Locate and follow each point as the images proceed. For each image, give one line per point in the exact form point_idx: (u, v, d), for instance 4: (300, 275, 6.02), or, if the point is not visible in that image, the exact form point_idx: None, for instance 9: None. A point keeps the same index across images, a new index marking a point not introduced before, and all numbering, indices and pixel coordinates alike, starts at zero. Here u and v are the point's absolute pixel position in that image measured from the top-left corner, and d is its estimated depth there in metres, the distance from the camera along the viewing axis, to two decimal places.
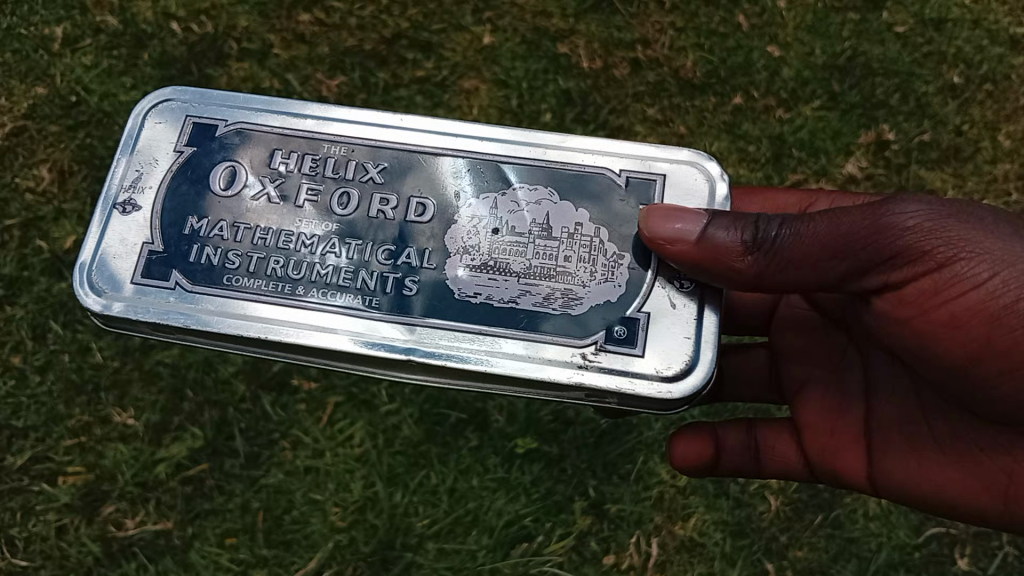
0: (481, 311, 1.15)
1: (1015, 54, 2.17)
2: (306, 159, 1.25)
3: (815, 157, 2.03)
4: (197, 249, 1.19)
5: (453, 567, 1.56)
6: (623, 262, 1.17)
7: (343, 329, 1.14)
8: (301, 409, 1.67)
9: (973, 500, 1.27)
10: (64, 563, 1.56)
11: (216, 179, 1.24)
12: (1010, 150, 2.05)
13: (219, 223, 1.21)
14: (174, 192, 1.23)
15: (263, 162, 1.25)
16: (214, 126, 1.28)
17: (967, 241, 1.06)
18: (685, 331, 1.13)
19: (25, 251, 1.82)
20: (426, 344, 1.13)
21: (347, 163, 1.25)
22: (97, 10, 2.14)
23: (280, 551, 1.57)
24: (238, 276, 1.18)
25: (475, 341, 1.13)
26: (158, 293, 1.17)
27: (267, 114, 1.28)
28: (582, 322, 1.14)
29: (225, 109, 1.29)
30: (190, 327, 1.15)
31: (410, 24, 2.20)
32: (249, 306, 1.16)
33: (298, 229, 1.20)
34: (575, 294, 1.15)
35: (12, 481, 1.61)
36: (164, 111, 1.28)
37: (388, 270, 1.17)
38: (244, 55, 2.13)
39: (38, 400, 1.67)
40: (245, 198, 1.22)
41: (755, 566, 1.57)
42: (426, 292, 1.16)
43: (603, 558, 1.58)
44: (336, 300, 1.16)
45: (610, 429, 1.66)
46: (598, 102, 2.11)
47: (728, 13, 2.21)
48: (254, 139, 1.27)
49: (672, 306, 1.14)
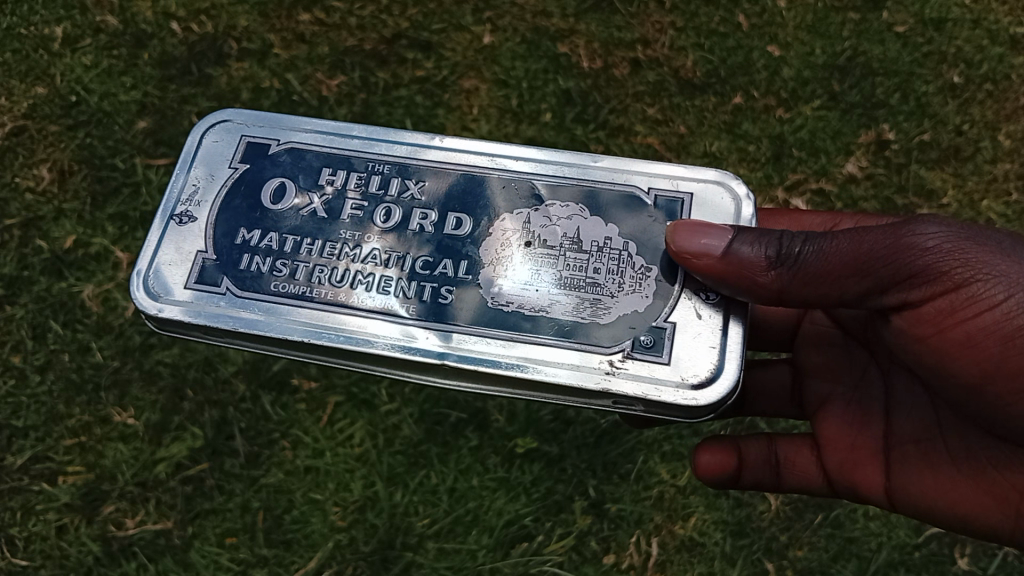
0: (516, 318, 1.13)
1: (1015, 54, 2.17)
2: (349, 177, 1.26)
3: (815, 157, 2.02)
4: (247, 258, 1.19)
5: (453, 567, 1.55)
6: (651, 274, 1.16)
7: (379, 335, 1.13)
8: (301, 408, 1.67)
9: (987, 516, 1.26)
10: (63, 563, 1.55)
11: (266, 194, 1.24)
12: (1010, 150, 2.04)
13: (268, 233, 1.21)
14: (228, 204, 1.23)
15: (312, 179, 1.26)
16: (267, 145, 1.29)
17: (984, 262, 1.05)
18: (711, 340, 1.12)
19: (25, 250, 1.82)
20: (465, 349, 1.12)
21: (389, 181, 1.25)
22: (98, 11, 2.15)
23: (280, 550, 1.56)
24: (284, 283, 1.17)
25: (521, 346, 1.12)
26: (209, 298, 1.17)
27: (319, 136, 1.30)
28: (611, 330, 1.13)
29: (279, 130, 1.30)
30: (240, 330, 1.14)
31: (410, 25, 2.21)
32: (295, 311, 1.15)
33: (343, 242, 1.20)
34: (604, 304, 1.14)
35: (11, 481, 1.61)
36: (221, 130, 1.30)
37: (420, 281, 1.17)
38: (244, 55, 2.13)
39: (39, 400, 1.67)
40: (292, 211, 1.22)
41: (755, 566, 1.57)
42: (464, 299, 1.15)
43: (603, 558, 1.57)
44: (376, 306, 1.15)
45: (610, 429, 1.67)
46: (598, 102, 2.10)
47: (728, 14, 2.23)
48: (306, 158, 1.28)
49: (698, 316, 1.13)
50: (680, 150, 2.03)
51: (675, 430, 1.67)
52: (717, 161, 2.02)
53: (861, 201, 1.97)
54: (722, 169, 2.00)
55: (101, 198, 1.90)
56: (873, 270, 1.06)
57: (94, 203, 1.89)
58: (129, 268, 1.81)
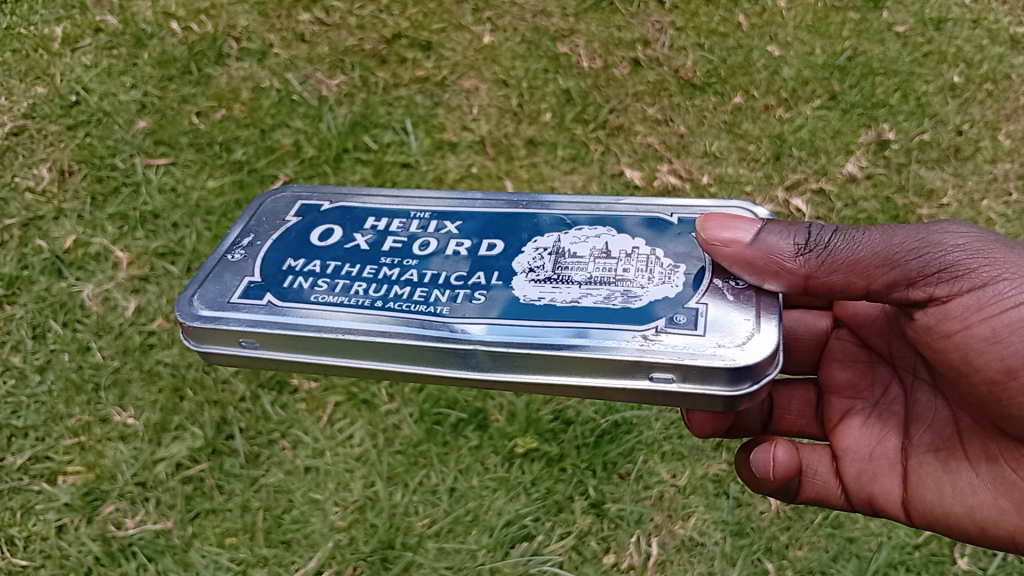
0: (548, 311, 1.09)
1: (1015, 54, 2.18)
2: (390, 222, 1.27)
3: (815, 158, 2.02)
4: (290, 278, 1.19)
5: (453, 567, 1.53)
6: (680, 269, 1.13)
7: (412, 329, 1.09)
8: (302, 408, 1.68)
9: (1006, 525, 1.20)
10: (63, 563, 1.51)
11: (314, 236, 1.26)
12: (1010, 150, 2.04)
13: (313, 262, 1.21)
14: (279, 245, 1.25)
15: (357, 225, 1.27)
16: (318, 204, 1.33)
17: (1010, 263, 1.06)
18: (742, 315, 1.07)
19: (25, 250, 1.82)
20: (497, 335, 1.07)
21: (427, 224, 1.26)
22: (98, 11, 2.18)
23: (280, 550, 1.54)
24: (324, 294, 1.15)
25: (557, 330, 1.06)
26: (250, 310, 1.15)
27: (365, 194, 1.33)
28: (641, 312, 1.08)
29: (330, 193, 1.35)
30: (275, 331, 1.11)
31: (410, 24, 2.22)
32: (330, 314, 1.12)
33: (382, 264, 1.19)
34: (634, 293, 1.10)
35: (11, 481, 1.59)
36: (276, 196, 1.36)
37: (449, 288, 1.15)
38: (244, 55, 2.13)
39: (39, 400, 1.66)
40: (336, 247, 1.23)
41: (755, 566, 1.55)
42: (495, 300, 1.12)
43: (603, 558, 1.55)
44: (407, 307, 1.12)
45: (610, 429, 1.67)
46: (598, 102, 2.10)
47: (728, 13, 2.24)
48: (352, 213, 1.30)
49: (729, 299, 1.09)
50: (680, 149, 2.03)
51: (675, 430, 1.67)
52: (717, 160, 2.01)
53: (861, 201, 1.95)
54: (722, 169, 1.99)
55: (101, 198, 1.90)
56: (901, 262, 1.07)
57: (94, 203, 1.89)
58: (129, 268, 1.81)
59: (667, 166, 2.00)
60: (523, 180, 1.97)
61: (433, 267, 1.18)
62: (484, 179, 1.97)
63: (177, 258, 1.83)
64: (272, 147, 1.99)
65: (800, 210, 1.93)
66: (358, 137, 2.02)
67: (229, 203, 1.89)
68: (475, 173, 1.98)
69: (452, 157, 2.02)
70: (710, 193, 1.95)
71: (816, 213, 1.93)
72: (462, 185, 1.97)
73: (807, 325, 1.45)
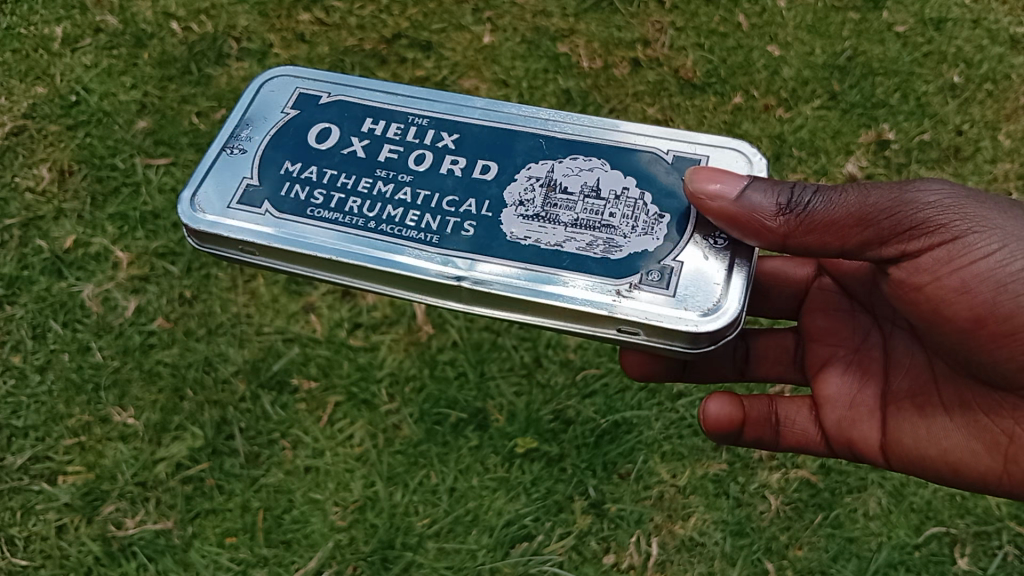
0: (532, 252, 1.11)
1: (1014, 54, 2.19)
2: (387, 127, 1.25)
3: (815, 157, 2.02)
4: (288, 186, 1.20)
5: (453, 567, 1.54)
6: (665, 219, 1.14)
7: (402, 260, 1.12)
8: (301, 408, 1.67)
9: (977, 466, 1.23)
10: (63, 563, 1.52)
11: (312, 136, 1.25)
12: (1010, 150, 2.04)
13: (309, 168, 1.21)
14: (276, 143, 1.24)
15: (355, 126, 1.26)
16: (318, 95, 1.30)
17: (982, 216, 1.09)
18: (715, 279, 1.09)
19: (25, 250, 1.82)
20: (483, 275, 1.10)
21: (423, 134, 1.24)
22: (98, 11, 2.17)
23: (279, 550, 1.54)
24: (320, 210, 1.17)
25: (540, 274, 1.10)
26: (250, 217, 1.18)
27: (365, 93, 1.30)
28: (621, 265, 1.10)
29: (330, 82, 1.31)
30: (272, 246, 1.14)
31: (410, 25, 2.22)
32: (324, 234, 1.14)
33: (377, 179, 1.19)
34: (616, 243, 1.12)
35: (11, 481, 1.58)
36: (277, 81, 1.32)
37: (439, 214, 1.15)
38: (244, 55, 2.14)
39: (39, 400, 1.66)
40: (333, 151, 1.23)
41: (755, 566, 1.55)
42: (483, 230, 1.14)
43: (603, 558, 1.55)
44: (399, 236, 1.13)
45: (610, 429, 1.67)
46: (598, 102, 2.10)
47: (728, 13, 2.25)
48: (348, 116, 1.27)
49: (705, 259, 1.10)
50: None
51: (675, 430, 1.67)
52: None
53: None
54: None
55: (101, 198, 1.90)
56: (876, 221, 1.09)
57: (94, 203, 1.89)
58: (128, 268, 1.81)
59: None
60: None
61: (425, 185, 1.18)
62: None
63: (177, 258, 1.82)
64: None
65: None
66: None
67: None
68: None
69: None
70: None
71: None
72: None
73: (792, 272, 1.46)
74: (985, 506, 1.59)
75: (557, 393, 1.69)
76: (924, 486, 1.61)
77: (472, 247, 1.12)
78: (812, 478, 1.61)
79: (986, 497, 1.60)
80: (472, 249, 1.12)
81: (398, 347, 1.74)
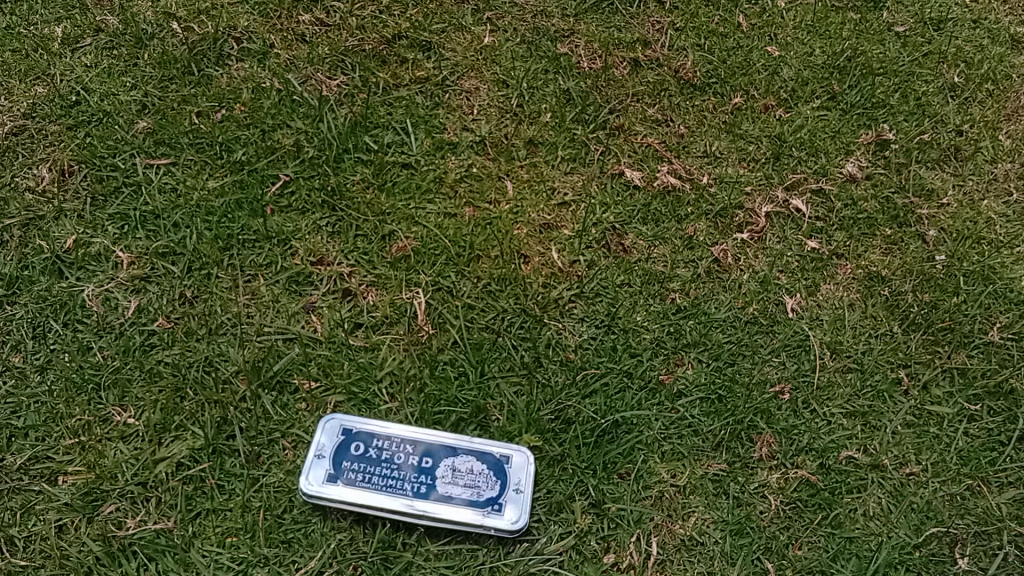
0: (443, 516, 1.54)
1: (1015, 53, 2.22)
2: (392, 444, 1.61)
3: (814, 157, 2.02)
4: (339, 465, 1.57)
5: (453, 566, 1.53)
6: (513, 522, 1.54)
7: (382, 497, 1.54)
8: (302, 408, 1.68)
9: None
10: (63, 563, 1.50)
11: (346, 454, 1.58)
12: (1010, 150, 2.04)
13: (346, 470, 1.57)
14: (324, 444, 1.60)
15: (374, 462, 1.58)
16: (355, 431, 1.62)
17: None
18: (513, 518, 1.54)
19: (25, 250, 1.82)
20: (424, 513, 1.53)
21: (407, 453, 1.59)
22: (97, 11, 2.20)
23: (280, 550, 1.54)
24: (352, 483, 1.55)
25: (444, 520, 1.53)
26: (312, 470, 1.57)
27: (392, 443, 1.61)
28: (493, 526, 1.53)
29: (365, 424, 1.63)
30: (319, 491, 1.55)
31: (410, 25, 2.22)
32: (352, 493, 1.54)
33: (379, 468, 1.57)
34: (485, 505, 1.55)
35: (11, 481, 1.58)
36: (328, 430, 1.62)
37: (416, 478, 1.57)
38: (245, 56, 2.15)
39: (39, 400, 1.65)
40: (360, 462, 1.58)
41: (755, 565, 1.54)
42: (429, 503, 1.54)
43: (603, 557, 1.55)
44: (388, 493, 1.55)
45: (610, 429, 1.66)
46: (598, 102, 2.10)
47: (728, 13, 2.27)
48: (375, 441, 1.61)
49: (516, 499, 1.56)
50: (680, 149, 2.03)
51: (675, 430, 1.67)
52: (717, 160, 2.02)
53: (861, 201, 1.95)
54: (721, 169, 2.00)
55: (101, 198, 1.90)
56: None
57: (94, 204, 1.90)
58: (129, 268, 1.81)
59: (667, 167, 2.00)
60: (523, 180, 1.97)
61: (407, 464, 1.58)
62: (484, 179, 1.97)
63: (177, 258, 1.83)
64: (272, 146, 1.98)
65: (799, 210, 1.94)
66: (358, 137, 2.01)
67: (229, 204, 1.89)
68: (475, 173, 1.98)
69: (453, 157, 2.01)
70: (710, 193, 1.96)
71: (815, 213, 1.94)
72: (463, 186, 1.96)
73: None
74: (984, 506, 1.60)
75: (557, 392, 1.69)
76: (924, 487, 1.62)
77: (427, 504, 1.54)
78: (812, 477, 1.62)
79: (986, 497, 1.61)
80: (425, 505, 1.54)
81: (397, 347, 1.74)
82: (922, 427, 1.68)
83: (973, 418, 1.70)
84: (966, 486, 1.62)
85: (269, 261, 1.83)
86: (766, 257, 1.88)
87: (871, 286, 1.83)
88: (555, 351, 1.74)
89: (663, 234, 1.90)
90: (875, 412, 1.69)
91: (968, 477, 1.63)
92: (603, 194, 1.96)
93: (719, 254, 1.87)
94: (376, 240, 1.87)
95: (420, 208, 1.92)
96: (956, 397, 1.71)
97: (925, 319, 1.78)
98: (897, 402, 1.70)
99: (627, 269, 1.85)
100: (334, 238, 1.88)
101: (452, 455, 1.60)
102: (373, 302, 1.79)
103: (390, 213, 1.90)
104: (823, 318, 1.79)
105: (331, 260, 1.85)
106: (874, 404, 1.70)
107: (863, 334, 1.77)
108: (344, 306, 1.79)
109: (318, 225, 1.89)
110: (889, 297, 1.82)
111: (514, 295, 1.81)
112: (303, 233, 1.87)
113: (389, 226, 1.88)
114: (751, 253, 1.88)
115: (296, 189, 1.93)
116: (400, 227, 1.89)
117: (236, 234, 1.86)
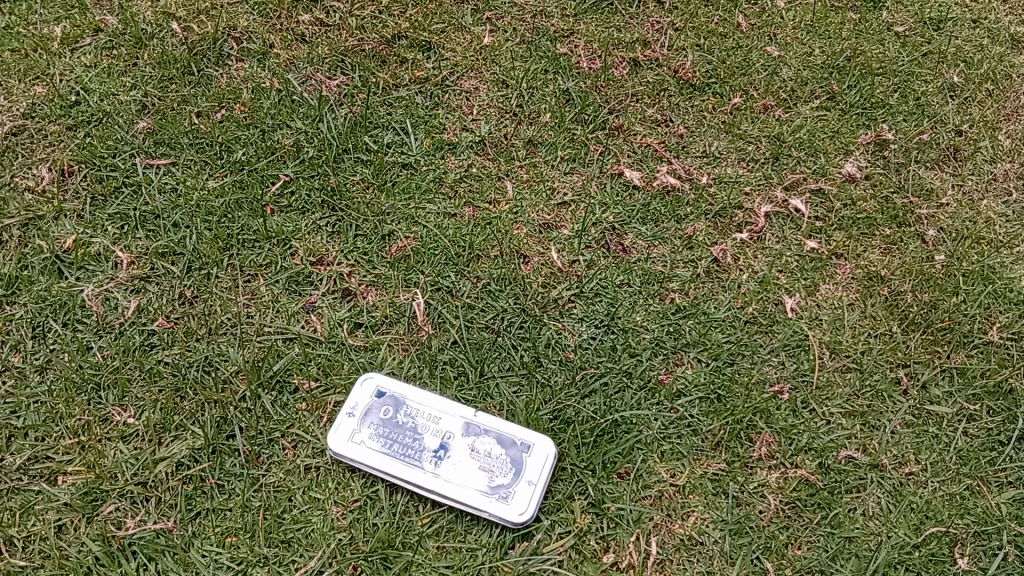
0: (457, 491, 1.54)
1: (1015, 53, 2.22)
2: (422, 414, 1.63)
3: (814, 157, 2.02)
4: (371, 430, 1.60)
5: (454, 566, 1.52)
6: (524, 506, 1.52)
7: (404, 466, 1.56)
8: (302, 408, 1.68)
9: None
10: (63, 563, 1.49)
11: (382, 421, 1.61)
12: (1010, 150, 2.04)
13: (375, 437, 1.59)
14: (363, 407, 1.63)
15: (404, 433, 1.60)
16: (394, 400, 1.64)
17: None
18: (521, 508, 1.52)
19: (24, 250, 1.82)
20: (440, 486, 1.54)
21: (433, 425, 1.61)
22: (96, 10, 2.21)
23: (279, 550, 1.53)
24: (378, 448, 1.58)
25: (459, 494, 1.53)
26: (345, 431, 1.60)
27: (427, 417, 1.62)
28: (502, 509, 1.52)
29: (404, 392, 1.65)
30: (344, 452, 1.58)
31: (410, 24, 2.23)
32: (375, 458, 1.57)
33: (403, 437, 1.59)
34: (501, 488, 1.54)
35: (10, 481, 1.58)
36: (371, 393, 1.64)
37: (434, 451, 1.58)
38: (245, 55, 2.16)
39: (38, 400, 1.65)
40: (390, 431, 1.60)
41: (755, 565, 1.54)
42: (446, 477, 1.55)
43: (603, 557, 1.55)
44: (410, 463, 1.57)
45: (610, 429, 1.66)
46: (598, 102, 2.11)
47: (729, 13, 2.28)
48: (404, 407, 1.63)
49: (531, 485, 1.55)
50: (680, 149, 2.03)
51: (674, 430, 1.67)
52: (717, 160, 2.02)
53: (861, 201, 1.96)
54: (721, 169, 2.01)
55: (101, 198, 1.91)
56: None
57: (94, 204, 1.90)
58: (129, 269, 1.81)
59: (667, 167, 2.00)
60: (523, 180, 1.97)
61: (430, 434, 1.60)
62: (483, 178, 1.97)
63: (177, 257, 1.83)
64: (272, 146, 1.98)
65: (799, 210, 1.94)
66: (358, 136, 2.01)
67: (229, 203, 1.89)
68: (475, 173, 1.98)
69: (452, 157, 2.01)
70: (710, 193, 1.96)
71: (815, 213, 1.94)
72: (462, 185, 1.96)
73: None
74: (984, 506, 1.60)
75: (557, 392, 1.69)
76: (924, 487, 1.62)
77: (437, 478, 1.55)
78: (811, 477, 1.62)
79: (986, 497, 1.61)
80: (436, 478, 1.55)
81: (397, 347, 1.74)
82: (922, 427, 1.68)
83: (973, 418, 1.70)
84: (966, 485, 1.62)
85: (269, 261, 1.83)
86: (766, 257, 1.88)
87: (871, 286, 1.83)
88: (555, 350, 1.75)
89: (663, 234, 1.90)
90: (875, 412, 1.69)
91: (968, 476, 1.63)
92: (603, 194, 1.96)
93: (719, 254, 1.87)
94: (376, 240, 1.87)
95: (420, 208, 1.92)
96: (955, 397, 1.71)
97: (924, 320, 1.79)
98: (896, 402, 1.71)
99: (627, 268, 1.85)
100: (334, 238, 1.88)
101: (475, 435, 1.61)
102: (373, 302, 1.79)
103: (390, 213, 1.91)
104: (823, 318, 1.80)
105: (331, 260, 1.85)
106: (873, 404, 1.70)
107: (863, 333, 1.78)
108: (344, 306, 1.79)
109: (318, 225, 1.89)
110: (889, 297, 1.82)
111: (514, 295, 1.81)
112: (302, 233, 1.87)
113: (389, 226, 1.88)
114: (751, 252, 1.88)
115: (295, 188, 1.93)
116: (400, 227, 1.89)
117: (236, 233, 1.86)
